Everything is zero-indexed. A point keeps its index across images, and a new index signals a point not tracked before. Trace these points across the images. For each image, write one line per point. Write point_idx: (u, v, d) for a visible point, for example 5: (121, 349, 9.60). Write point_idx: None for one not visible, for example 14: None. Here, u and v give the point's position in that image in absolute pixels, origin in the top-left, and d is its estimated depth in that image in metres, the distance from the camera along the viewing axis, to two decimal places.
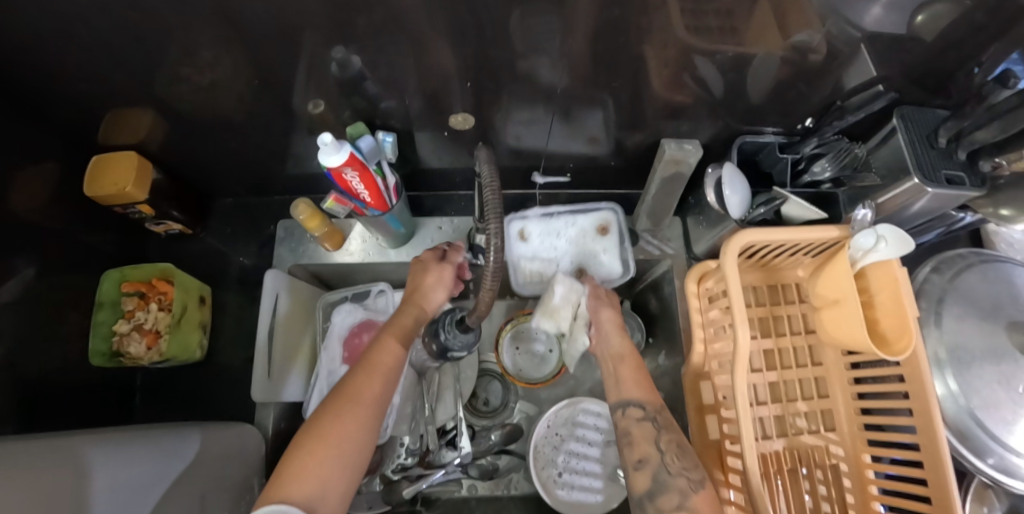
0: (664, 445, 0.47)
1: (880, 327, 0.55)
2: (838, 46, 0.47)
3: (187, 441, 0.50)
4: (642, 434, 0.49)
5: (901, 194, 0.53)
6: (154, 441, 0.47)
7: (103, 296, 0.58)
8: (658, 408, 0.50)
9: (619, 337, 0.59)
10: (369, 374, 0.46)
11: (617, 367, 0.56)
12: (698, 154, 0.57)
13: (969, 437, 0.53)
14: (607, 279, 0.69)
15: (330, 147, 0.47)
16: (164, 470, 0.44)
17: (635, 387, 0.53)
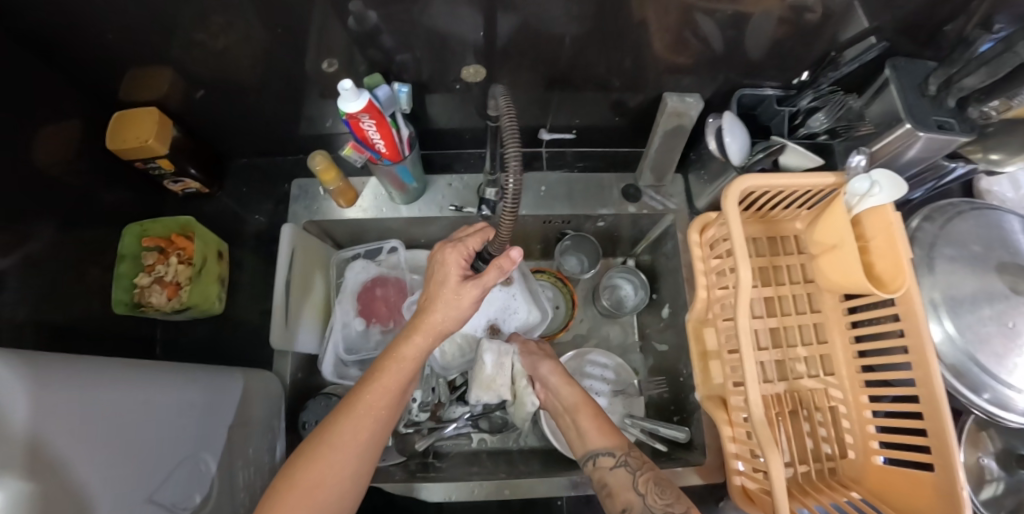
0: (644, 488, 0.48)
1: (876, 270, 0.57)
2: (832, 2, 0.49)
3: (202, 374, 0.48)
4: (620, 482, 0.50)
5: (894, 140, 0.55)
6: (169, 372, 0.44)
7: (124, 249, 0.60)
8: (627, 450, 0.52)
9: (568, 389, 0.60)
10: (392, 374, 0.46)
11: (578, 414, 0.58)
12: (700, 106, 0.60)
13: (964, 372, 0.55)
14: (529, 329, 0.72)
15: (351, 93, 0.48)
16: (179, 400, 0.43)
17: (604, 435, 0.54)
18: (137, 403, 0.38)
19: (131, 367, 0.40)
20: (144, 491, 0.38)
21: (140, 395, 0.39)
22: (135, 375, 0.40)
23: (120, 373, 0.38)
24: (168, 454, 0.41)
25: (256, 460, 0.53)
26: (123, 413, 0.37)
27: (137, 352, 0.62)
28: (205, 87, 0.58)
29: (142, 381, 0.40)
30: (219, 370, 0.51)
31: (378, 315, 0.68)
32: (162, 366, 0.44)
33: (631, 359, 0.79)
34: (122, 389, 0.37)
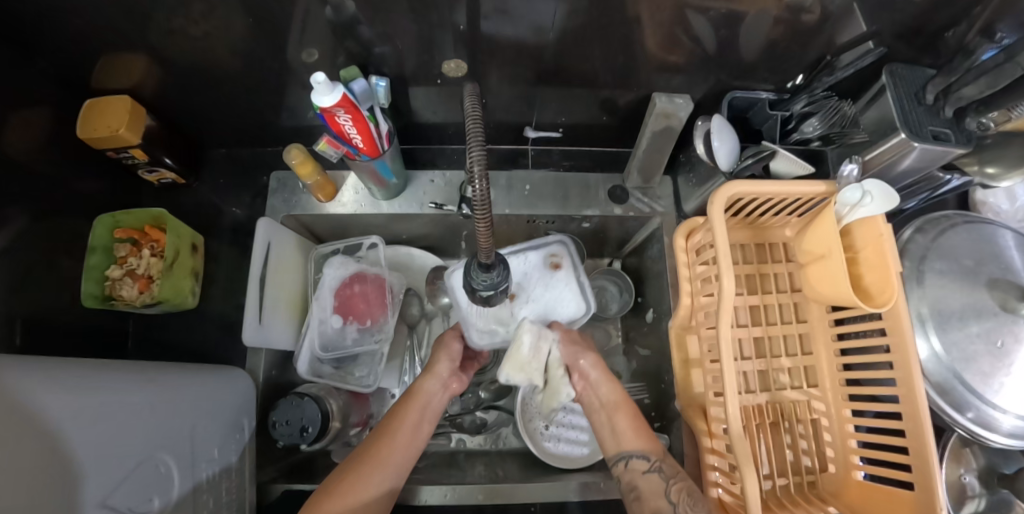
0: (674, 496, 0.48)
1: (864, 283, 0.56)
2: (829, 5, 0.47)
3: (155, 375, 0.46)
4: (652, 488, 0.50)
5: (888, 150, 0.53)
6: (119, 373, 0.42)
7: (95, 240, 0.59)
8: (663, 457, 0.52)
9: (607, 386, 0.59)
10: (411, 412, 0.55)
11: (615, 414, 0.57)
12: (689, 108, 0.58)
13: (949, 390, 0.54)
14: (571, 321, 0.65)
15: (323, 87, 0.47)
16: (135, 399, 0.40)
17: (640, 440, 0.54)
18: (89, 400, 0.36)
19: (76, 370, 0.38)
20: (100, 492, 0.35)
21: (90, 394, 0.36)
22: (78, 375, 0.37)
23: (63, 373, 0.36)
24: (127, 454, 0.38)
25: (224, 462, 0.51)
26: (75, 410, 0.34)
27: (109, 349, 0.61)
28: (183, 75, 0.57)
29: (89, 381, 0.38)
30: (175, 371, 0.49)
31: (355, 312, 0.66)
32: (109, 367, 0.42)
33: (614, 363, 0.78)
34: (68, 389, 0.35)
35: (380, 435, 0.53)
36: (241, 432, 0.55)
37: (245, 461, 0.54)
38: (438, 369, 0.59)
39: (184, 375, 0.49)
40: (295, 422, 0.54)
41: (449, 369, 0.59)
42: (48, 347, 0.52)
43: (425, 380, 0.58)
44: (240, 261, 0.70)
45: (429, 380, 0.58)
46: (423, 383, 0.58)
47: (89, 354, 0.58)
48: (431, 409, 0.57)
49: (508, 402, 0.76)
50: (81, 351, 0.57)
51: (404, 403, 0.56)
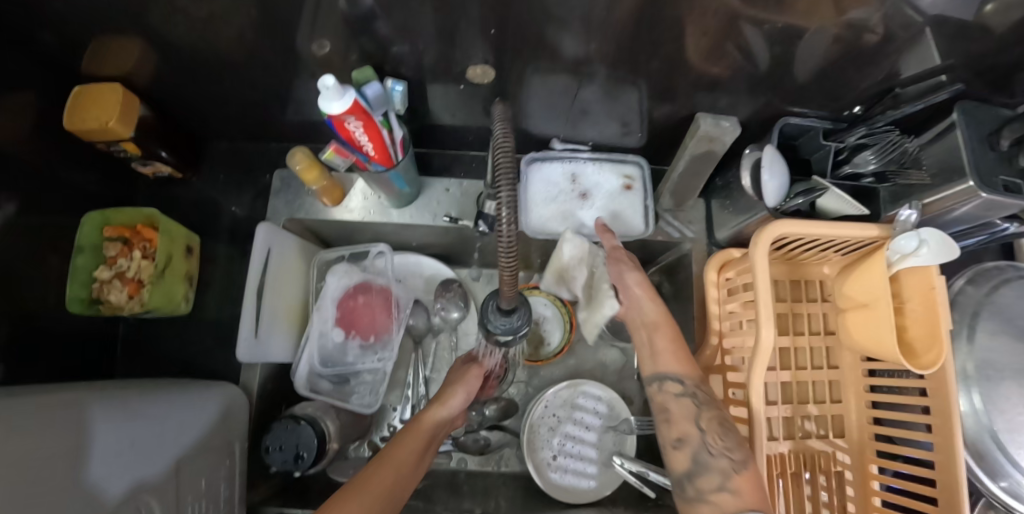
0: (704, 425, 0.45)
1: (908, 336, 0.52)
2: (901, 25, 0.42)
3: (128, 405, 0.42)
4: (680, 412, 0.46)
5: (950, 197, 0.49)
6: (92, 405, 0.38)
7: (82, 240, 0.55)
8: (699, 382, 0.48)
9: (639, 286, 0.54)
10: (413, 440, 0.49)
11: (652, 328, 0.53)
12: (735, 132, 0.53)
13: (984, 456, 0.51)
14: (625, 236, 0.63)
15: (332, 92, 0.42)
16: (102, 440, 0.37)
17: (678, 360, 0.49)
18: (52, 450, 0.32)
19: (42, 407, 0.34)
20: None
21: (55, 442, 0.33)
22: (44, 415, 0.33)
23: (30, 414, 0.32)
24: (102, 501, 0.34)
25: (211, 492, 0.47)
26: (38, 464, 0.30)
27: (91, 371, 0.57)
28: (182, 66, 0.51)
29: (55, 423, 0.34)
30: (149, 395, 0.45)
31: (358, 327, 0.62)
32: (80, 399, 0.38)
33: (626, 388, 0.73)
34: (33, 436, 0.31)
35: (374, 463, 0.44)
36: (232, 456, 0.52)
37: (235, 488, 0.51)
38: (450, 400, 0.55)
39: (160, 400, 0.45)
40: (289, 448, 0.51)
41: (461, 402, 0.55)
42: (31, 369, 0.48)
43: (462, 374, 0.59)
44: (239, 264, 0.66)
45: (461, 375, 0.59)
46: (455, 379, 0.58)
47: (71, 376, 0.54)
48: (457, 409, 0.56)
49: (513, 422, 0.72)
50: (68, 368, 0.54)
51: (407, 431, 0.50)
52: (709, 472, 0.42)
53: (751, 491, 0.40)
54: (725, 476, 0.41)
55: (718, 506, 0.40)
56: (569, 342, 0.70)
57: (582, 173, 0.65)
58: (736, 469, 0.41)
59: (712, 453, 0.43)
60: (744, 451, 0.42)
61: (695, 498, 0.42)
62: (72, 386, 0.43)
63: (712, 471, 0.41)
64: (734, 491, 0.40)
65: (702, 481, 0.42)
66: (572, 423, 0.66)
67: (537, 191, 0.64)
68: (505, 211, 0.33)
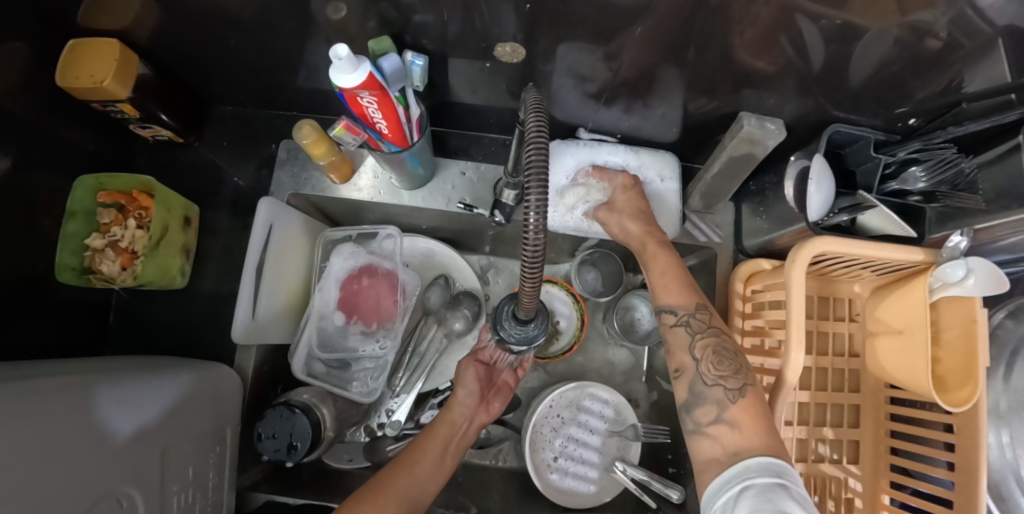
0: (700, 353, 0.43)
1: (939, 368, 0.49)
2: (979, 34, 0.37)
3: (119, 388, 0.39)
4: (676, 341, 0.45)
5: (1005, 225, 0.45)
6: (80, 393, 0.35)
7: (74, 205, 0.51)
8: (693, 310, 0.46)
9: (632, 219, 0.54)
10: (434, 438, 0.51)
11: (651, 252, 0.51)
12: (780, 136, 0.48)
13: (1006, 495, 0.49)
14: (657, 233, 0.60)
15: (345, 63, 0.38)
16: (83, 429, 0.34)
17: (677, 291, 0.47)
18: (46, 438, 0.30)
19: (29, 393, 0.31)
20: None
21: (34, 433, 0.30)
22: (26, 401, 0.31)
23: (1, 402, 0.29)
24: (87, 489, 0.33)
25: (199, 480, 0.45)
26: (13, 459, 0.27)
27: (84, 346, 0.55)
28: (185, 23, 0.47)
29: (35, 410, 0.31)
30: (141, 378, 0.42)
31: (360, 311, 0.59)
32: (64, 381, 0.35)
33: (633, 390, 0.71)
34: (8, 425, 0.28)
35: (399, 462, 0.48)
36: (221, 442, 0.49)
37: (224, 474, 0.49)
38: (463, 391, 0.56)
39: (152, 383, 0.43)
40: (282, 437, 0.49)
41: (475, 383, 0.57)
42: (17, 340, 0.46)
43: (431, 434, 0.52)
44: (240, 237, 0.63)
45: (445, 425, 0.53)
46: (426, 438, 0.51)
47: (63, 348, 0.52)
48: (428, 467, 0.48)
49: (515, 416, 0.70)
50: (59, 336, 0.51)
51: (428, 432, 0.52)
52: (704, 403, 0.41)
53: (749, 419, 0.39)
54: (721, 406, 0.40)
55: (716, 438, 0.39)
56: (578, 342, 0.67)
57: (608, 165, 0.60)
58: (732, 397, 0.40)
59: (706, 383, 0.42)
60: (740, 378, 0.41)
61: (694, 430, 0.41)
62: (55, 364, 0.40)
63: (708, 402, 0.41)
64: (731, 423, 0.39)
65: (698, 412, 0.41)
66: (577, 424, 0.64)
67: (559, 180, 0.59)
68: (535, 213, 0.30)
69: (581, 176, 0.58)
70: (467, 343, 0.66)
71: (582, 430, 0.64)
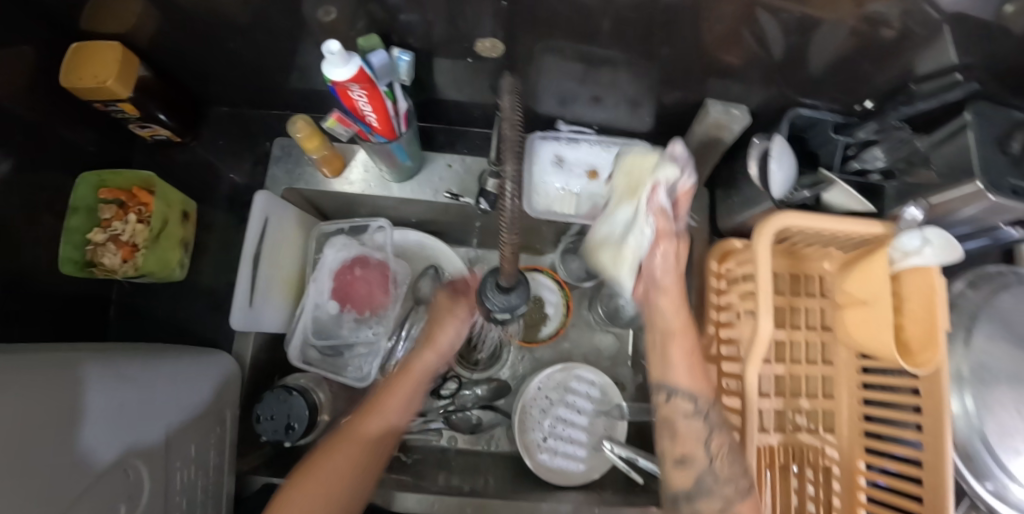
0: (713, 451, 0.44)
1: (905, 336, 0.52)
2: (923, 26, 0.40)
3: (122, 368, 0.41)
4: (687, 431, 0.45)
5: (956, 199, 0.47)
6: (89, 369, 0.37)
7: (77, 200, 0.54)
8: (707, 408, 0.45)
9: (671, 277, 0.46)
10: (404, 386, 0.51)
11: (672, 332, 0.47)
12: (745, 122, 0.52)
13: (974, 456, 0.51)
14: None
15: (337, 58, 0.41)
16: (97, 398, 0.36)
17: (690, 375, 0.46)
18: (64, 403, 0.33)
19: (42, 363, 0.34)
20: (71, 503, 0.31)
21: (52, 398, 0.32)
22: (43, 370, 0.33)
23: (19, 371, 0.31)
24: (100, 455, 0.35)
25: (200, 459, 0.47)
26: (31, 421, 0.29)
27: (85, 331, 0.57)
28: (183, 26, 0.49)
29: (51, 378, 0.33)
30: (142, 361, 0.44)
31: (353, 300, 0.61)
32: (71, 357, 0.37)
33: (620, 374, 0.74)
34: (29, 387, 0.31)
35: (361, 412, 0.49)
36: (221, 425, 0.51)
37: (223, 456, 0.51)
38: (439, 343, 0.53)
39: (153, 367, 0.45)
40: (281, 418, 0.51)
41: (450, 339, 0.54)
42: (23, 329, 0.48)
43: (401, 376, 0.52)
44: (236, 232, 0.65)
45: (407, 381, 0.51)
46: (392, 387, 0.51)
47: (64, 332, 0.54)
48: (392, 417, 0.49)
49: (506, 402, 0.71)
50: (61, 326, 0.53)
51: (397, 374, 0.52)
52: (710, 497, 0.43)
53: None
54: (727, 502, 0.43)
55: None
56: (564, 326, 0.69)
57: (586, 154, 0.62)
58: (738, 498, 0.43)
59: (716, 480, 0.43)
60: (743, 481, 0.44)
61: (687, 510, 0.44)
62: (56, 347, 0.42)
63: (715, 497, 0.43)
64: None
65: (703, 504, 0.43)
66: (565, 405, 0.67)
67: (546, 172, 0.62)
68: None
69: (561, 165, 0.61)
70: (459, 331, 0.69)
71: (571, 411, 0.66)
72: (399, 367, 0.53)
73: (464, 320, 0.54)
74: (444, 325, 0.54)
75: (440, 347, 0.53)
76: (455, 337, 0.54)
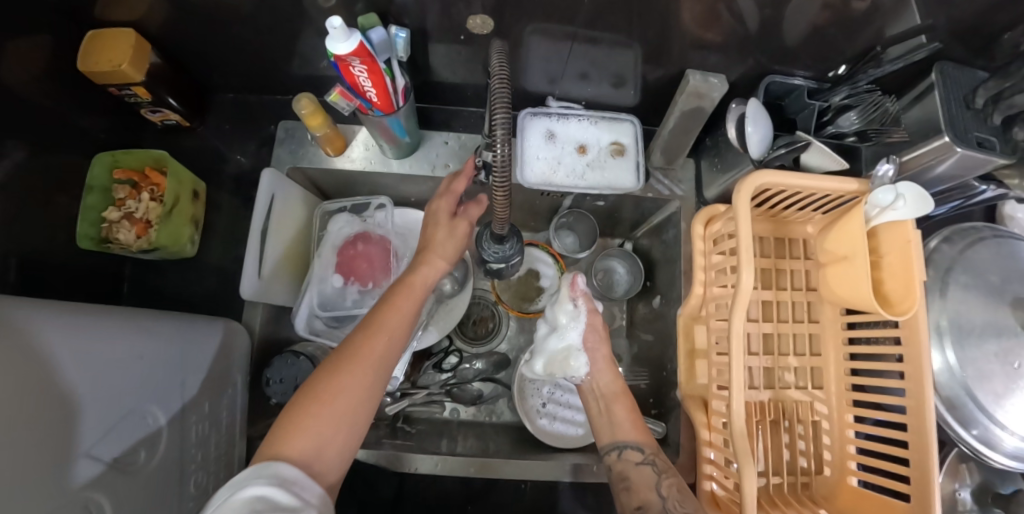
0: (665, 490, 0.48)
1: (885, 288, 0.54)
2: None
3: (148, 322, 0.44)
4: (642, 479, 0.49)
5: (928, 153, 0.50)
6: (114, 320, 0.40)
7: (93, 180, 0.57)
8: (653, 450, 0.52)
9: (608, 381, 0.59)
10: (407, 300, 0.46)
11: (614, 407, 0.57)
12: (723, 89, 0.55)
13: (958, 405, 0.53)
14: (619, 187, 0.62)
15: (339, 33, 0.43)
16: (119, 348, 0.38)
17: (633, 430, 0.54)
18: (90, 350, 0.35)
19: (68, 313, 0.36)
20: (83, 444, 0.33)
21: (78, 342, 0.35)
22: (70, 318, 0.35)
23: (40, 319, 0.33)
24: (116, 403, 0.37)
25: (214, 416, 0.50)
26: (53, 366, 0.32)
27: (101, 296, 0.59)
28: (191, 14, 0.52)
29: (77, 326, 0.36)
30: (165, 317, 0.47)
31: (357, 273, 0.64)
32: (89, 311, 0.39)
33: (616, 345, 0.77)
34: (52, 334, 0.33)
35: (367, 323, 0.44)
36: (232, 387, 0.54)
37: (235, 414, 0.54)
38: (440, 256, 0.51)
39: (176, 323, 0.47)
40: (289, 381, 0.53)
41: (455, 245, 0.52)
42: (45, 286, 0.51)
43: (401, 290, 0.47)
44: (243, 212, 0.69)
45: (381, 340, 0.42)
46: (393, 299, 0.46)
47: (86, 295, 0.57)
48: (404, 331, 0.45)
49: (506, 375, 0.74)
50: (75, 288, 0.55)
51: (396, 287, 0.48)
52: None
53: None
54: None
55: None
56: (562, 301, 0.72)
57: (575, 129, 0.65)
58: None
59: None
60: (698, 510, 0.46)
61: None
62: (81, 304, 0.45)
63: None
64: None
65: None
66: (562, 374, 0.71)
67: (533, 146, 0.63)
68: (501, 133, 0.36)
69: (552, 139, 0.64)
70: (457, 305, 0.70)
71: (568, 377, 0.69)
72: (380, 306, 0.45)
73: (464, 235, 0.52)
74: (442, 241, 0.52)
75: (441, 257, 0.51)
76: (458, 244, 0.52)
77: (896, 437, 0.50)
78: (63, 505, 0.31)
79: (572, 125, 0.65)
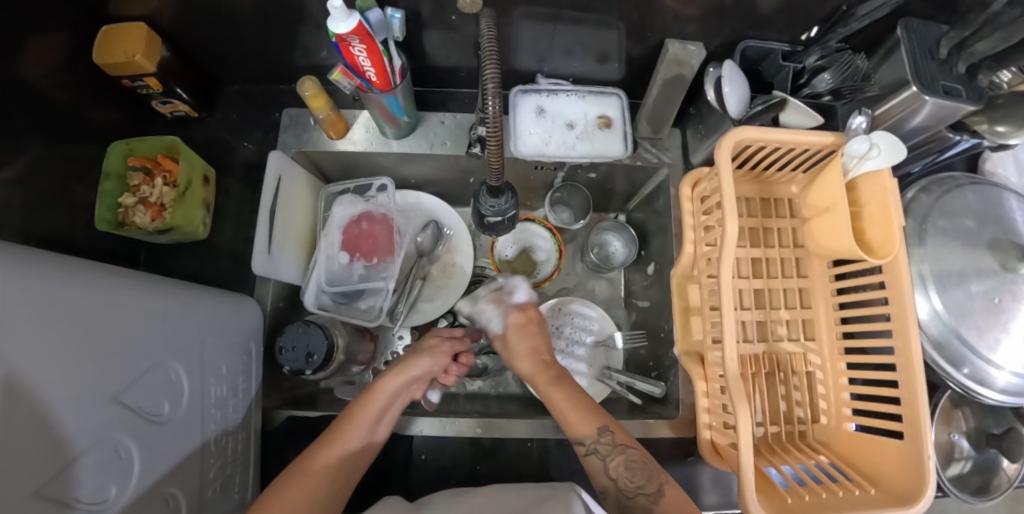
0: (614, 473, 0.50)
1: (866, 235, 0.56)
2: None
3: (170, 287, 0.46)
4: (592, 467, 0.51)
5: (900, 103, 0.52)
6: (139, 282, 0.42)
7: (109, 166, 0.60)
8: (597, 436, 0.51)
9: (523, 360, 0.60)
10: (386, 392, 0.54)
11: (548, 390, 0.56)
12: (702, 54, 0.58)
13: (945, 345, 0.55)
14: (606, 155, 0.65)
15: (340, 14, 0.45)
16: (147, 305, 0.41)
17: (579, 420, 0.52)
18: (120, 303, 0.38)
19: (96, 271, 0.39)
20: (114, 393, 0.36)
21: (109, 293, 0.37)
22: (99, 275, 0.38)
23: (78, 278, 0.35)
24: (142, 355, 0.39)
25: (231, 380, 0.53)
26: (87, 313, 0.34)
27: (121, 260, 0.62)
28: (198, 9, 0.56)
29: (103, 281, 0.38)
30: (184, 286, 0.49)
31: (361, 249, 0.67)
32: (116, 273, 0.41)
33: (615, 315, 0.80)
34: (85, 285, 0.35)
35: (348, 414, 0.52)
36: (247, 354, 0.56)
37: (250, 382, 0.57)
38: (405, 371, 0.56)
39: (194, 292, 0.50)
40: (301, 348, 0.56)
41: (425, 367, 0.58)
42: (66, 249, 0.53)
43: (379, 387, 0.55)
44: (251, 196, 0.72)
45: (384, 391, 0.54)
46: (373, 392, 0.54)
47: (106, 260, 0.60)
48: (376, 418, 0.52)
49: None
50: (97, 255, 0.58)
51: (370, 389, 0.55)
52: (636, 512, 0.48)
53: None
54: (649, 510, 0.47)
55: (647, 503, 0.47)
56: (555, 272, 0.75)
57: (565, 103, 0.68)
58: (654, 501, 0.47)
59: (628, 495, 0.49)
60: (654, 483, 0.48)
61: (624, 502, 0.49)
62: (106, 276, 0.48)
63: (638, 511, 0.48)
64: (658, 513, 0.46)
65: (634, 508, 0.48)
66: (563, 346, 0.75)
67: (525, 121, 0.66)
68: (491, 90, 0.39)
69: (542, 113, 0.67)
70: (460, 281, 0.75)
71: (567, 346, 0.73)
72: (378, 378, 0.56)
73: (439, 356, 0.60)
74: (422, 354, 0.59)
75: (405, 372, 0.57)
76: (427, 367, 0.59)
77: (885, 377, 0.52)
78: (94, 441, 0.34)
79: (562, 101, 0.68)
